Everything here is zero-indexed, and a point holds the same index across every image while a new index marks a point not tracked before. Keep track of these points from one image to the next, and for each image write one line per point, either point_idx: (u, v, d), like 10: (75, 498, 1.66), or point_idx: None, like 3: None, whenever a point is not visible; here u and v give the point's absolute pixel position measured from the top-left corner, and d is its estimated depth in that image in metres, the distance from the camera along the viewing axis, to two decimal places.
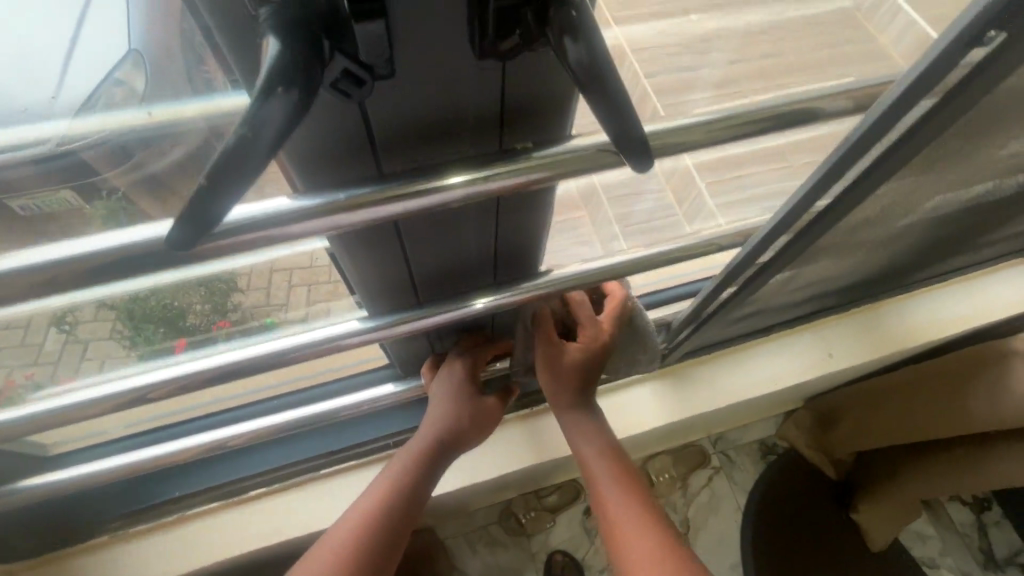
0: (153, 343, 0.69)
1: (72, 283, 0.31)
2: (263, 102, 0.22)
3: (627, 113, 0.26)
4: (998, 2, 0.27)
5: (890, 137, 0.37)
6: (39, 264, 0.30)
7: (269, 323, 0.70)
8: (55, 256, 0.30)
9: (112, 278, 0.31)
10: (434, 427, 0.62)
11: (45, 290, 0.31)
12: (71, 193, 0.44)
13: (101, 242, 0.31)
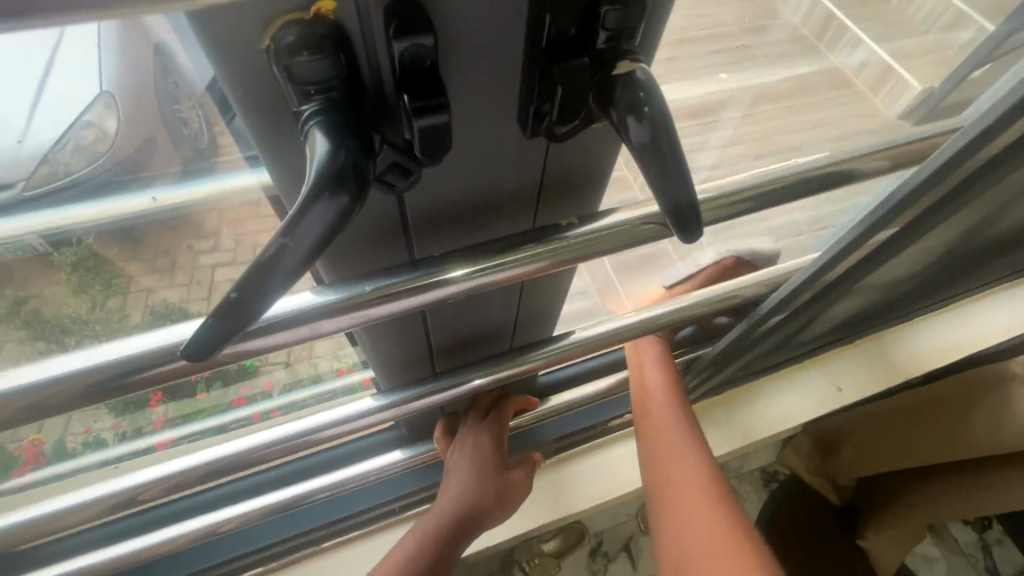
0: (130, 407, 0.63)
1: (106, 383, 0.30)
2: (308, 209, 0.19)
3: (691, 190, 0.23)
4: None
5: (931, 196, 0.36)
6: (79, 370, 0.30)
7: (249, 367, 0.64)
8: (97, 360, 0.30)
9: (143, 375, 0.31)
10: (456, 496, 0.58)
11: (70, 397, 0.30)
12: (37, 240, 0.38)
13: (141, 342, 0.31)
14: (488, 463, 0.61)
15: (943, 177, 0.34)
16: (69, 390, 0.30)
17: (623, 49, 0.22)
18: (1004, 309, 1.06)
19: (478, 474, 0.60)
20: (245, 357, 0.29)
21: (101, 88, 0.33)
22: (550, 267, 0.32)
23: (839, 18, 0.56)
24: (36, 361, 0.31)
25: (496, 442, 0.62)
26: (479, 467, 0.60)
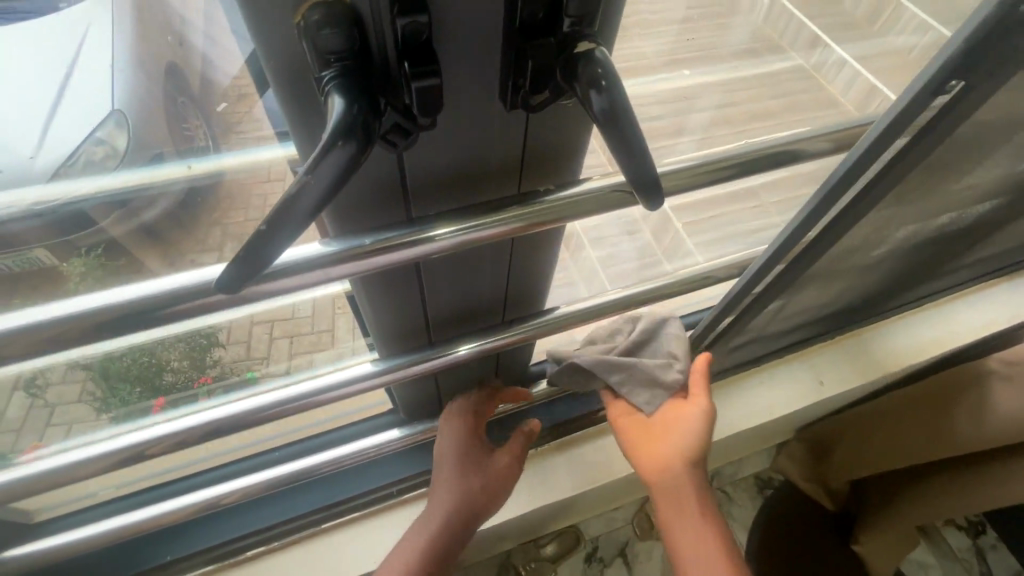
0: (126, 404, 0.75)
1: (136, 319, 0.36)
2: (324, 154, 0.24)
3: (644, 156, 0.28)
4: (956, 56, 0.31)
5: (870, 175, 0.41)
6: (111, 303, 0.36)
7: (251, 377, 0.80)
8: (127, 296, 0.36)
9: (166, 314, 0.36)
10: (452, 500, 0.61)
11: (103, 326, 0.36)
12: (45, 252, 0.51)
13: (166, 284, 0.36)
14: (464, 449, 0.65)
15: (878, 156, 0.39)
16: (101, 319, 0.36)
17: (584, 32, 0.27)
18: (980, 309, 1.09)
19: (457, 462, 0.64)
20: (263, 298, 0.34)
21: (114, 106, 0.53)
22: (525, 229, 0.37)
23: (823, 38, 0.66)
24: (69, 297, 0.37)
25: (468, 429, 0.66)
26: (456, 457, 0.64)
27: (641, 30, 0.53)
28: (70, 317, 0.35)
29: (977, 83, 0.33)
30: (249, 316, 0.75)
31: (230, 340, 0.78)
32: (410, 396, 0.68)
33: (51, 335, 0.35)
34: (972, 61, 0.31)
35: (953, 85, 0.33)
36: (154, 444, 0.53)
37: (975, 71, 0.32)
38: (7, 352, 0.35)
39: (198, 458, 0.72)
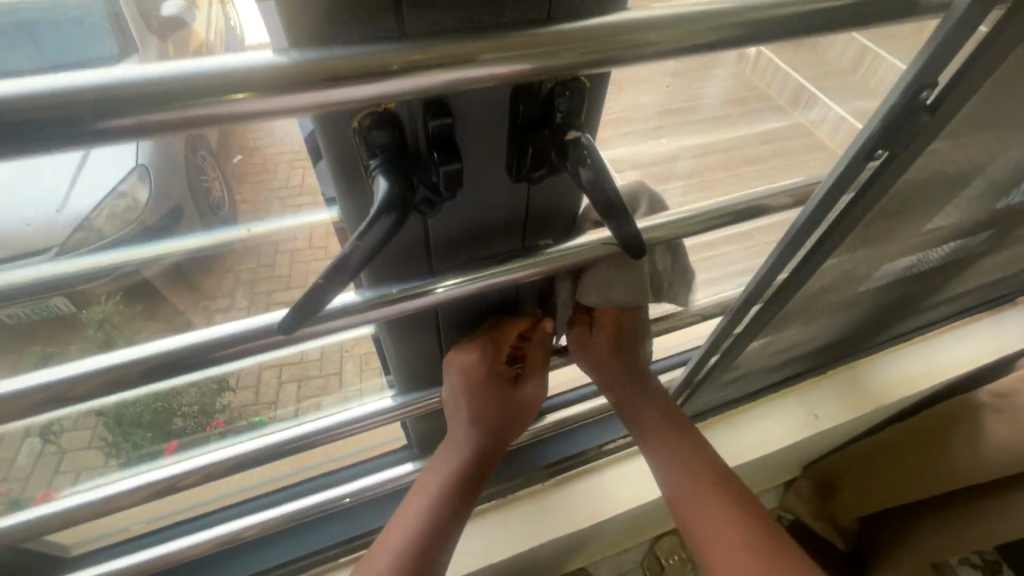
0: (142, 449, 0.80)
1: (193, 360, 0.44)
2: (371, 224, 0.30)
3: (626, 217, 0.35)
4: (876, 132, 0.39)
5: (823, 226, 0.48)
6: (175, 346, 0.44)
7: (258, 421, 0.86)
8: (190, 340, 0.44)
9: (221, 353, 0.45)
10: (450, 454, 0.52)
11: (168, 366, 0.44)
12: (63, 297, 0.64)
13: (222, 329, 0.45)
14: (483, 384, 0.53)
15: (828, 211, 0.45)
16: (168, 359, 0.44)
17: (574, 122, 0.33)
18: (968, 342, 1.14)
19: (475, 396, 0.52)
20: (307, 337, 0.41)
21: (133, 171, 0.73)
22: (531, 275, 0.43)
23: (810, 92, 0.74)
24: (143, 343, 0.45)
25: (483, 364, 0.53)
26: (470, 390, 0.52)
27: (619, 101, 0.62)
28: (127, 361, 0.43)
29: (899, 151, 0.40)
30: (261, 362, 0.82)
31: (241, 386, 0.85)
32: (425, 432, 0.72)
33: (107, 380, 0.43)
34: (889, 135, 0.39)
35: (878, 155, 0.40)
36: (188, 475, 0.58)
37: (895, 142, 0.39)
38: (76, 391, 0.43)
39: (222, 493, 0.76)
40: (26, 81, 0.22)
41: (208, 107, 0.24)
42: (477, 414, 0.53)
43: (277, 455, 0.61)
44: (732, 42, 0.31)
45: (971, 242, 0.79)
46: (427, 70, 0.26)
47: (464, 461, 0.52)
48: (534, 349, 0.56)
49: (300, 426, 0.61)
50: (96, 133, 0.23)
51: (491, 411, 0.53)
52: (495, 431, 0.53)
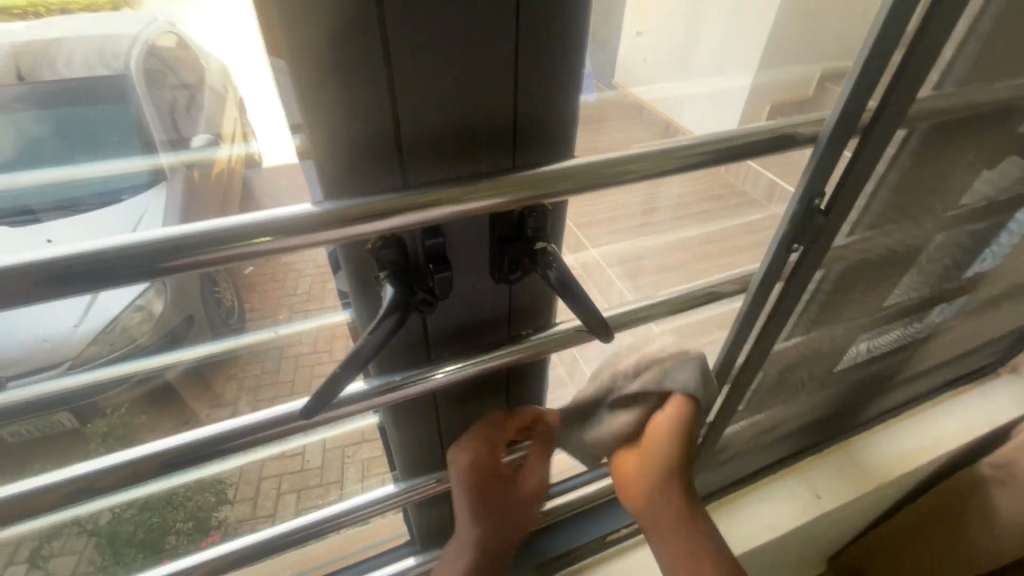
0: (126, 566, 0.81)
1: (209, 450, 0.50)
2: (379, 323, 0.38)
3: (590, 306, 0.42)
4: (786, 233, 0.48)
5: (766, 309, 0.55)
6: (192, 438, 0.49)
7: None
8: (206, 432, 0.50)
9: (234, 440, 0.50)
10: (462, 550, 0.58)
11: (186, 456, 0.49)
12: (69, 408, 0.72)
13: (236, 420, 0.51)
14: (479, 476, 0.57)
15: (766, 295, 0.54)
16: (187, 450, 0.49)
17: (541, 235, 0.43)
18: (959, 415, 1.15)
19: (474, 490, 0.57)
20: (320, 422, 0.47)
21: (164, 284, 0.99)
22: (517, 360, 0.50)
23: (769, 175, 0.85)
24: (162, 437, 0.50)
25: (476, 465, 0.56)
26: (470, 486, 0.56)
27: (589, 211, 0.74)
28: (142, 457, 0.48)
29: (809, 245, 0.49)
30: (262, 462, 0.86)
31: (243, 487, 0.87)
32: (426, 524, 0.74)
33: (131, 471, 0.48)
34: (797, 236, 0.48)
35: (795, 248, 0.49)
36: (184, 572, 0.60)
37: (803, 239, 0.48)
38: (103, 484, 0.47)
39: None
40: (123, 238, 0.31)
41: (242, 246, 0.33)
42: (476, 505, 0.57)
43: (276, 548, 0.62)
44: (657, 171, 0.41)
45: (935, 313, 0.90)
46: (422, 209, 0.36)
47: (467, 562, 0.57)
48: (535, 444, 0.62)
49: (300, 517, 0.64)
50: (160, 270, 0.32)
51: (488, 501, 0.58)
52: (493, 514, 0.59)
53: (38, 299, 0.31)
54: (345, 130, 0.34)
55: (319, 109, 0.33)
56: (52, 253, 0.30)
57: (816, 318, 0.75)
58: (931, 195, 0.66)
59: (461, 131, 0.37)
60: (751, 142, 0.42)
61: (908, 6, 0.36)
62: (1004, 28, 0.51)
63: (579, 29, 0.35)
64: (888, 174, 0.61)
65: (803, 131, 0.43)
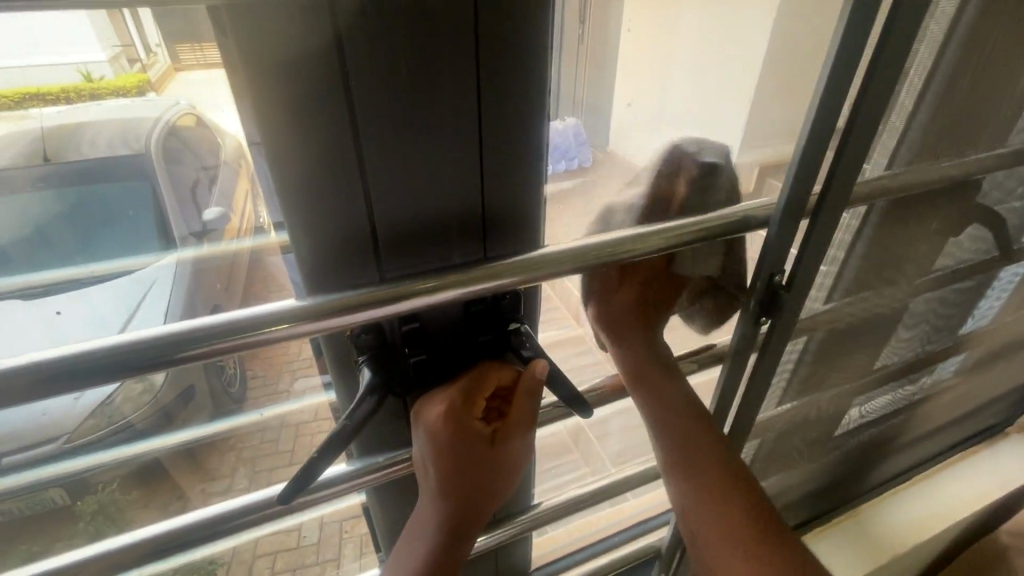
0: None
1: (194, 537, 0.49)
2: (356, 407, 0.40)
3: (559, 381, 0.47)
4: (751, 308, 0.51)
5: (744, 377, 0.57)
6: (177, 524, 0.49)
7: None
8: (190, 519, 0.49)
9: (218, 526, 0.50)
10: (428, 519, 0.44)
11: (170, 543, 0.49)
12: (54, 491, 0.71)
13: (222, 505, 0.51)
14: (450, 441, 0.43)
15: (742, 366, 0.55)
16: (171, 538, 0.49)
17: (513, 318, 0.46)
18: (972, 478, 1.12)
19: (445, 461, 0.43)
20: (302, 507, 0.47)
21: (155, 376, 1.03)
22: None
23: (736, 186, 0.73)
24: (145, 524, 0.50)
25: (452, 418, 0.43)
26: (440, 455, 0.43)
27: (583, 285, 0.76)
28: (123, 546, 0.48)
29: (776, 317, 0.51)
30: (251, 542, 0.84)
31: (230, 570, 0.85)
32: None
33: (113, 561, 0.48)
34: (762, 309, 0.51)
35: (762, 321, 0.52)
36: None
37: (769, 312, 0.51)
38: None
39: None
40: (124, 337, 0.34)
41: (232, 341, 0.35)
42: (447, 484, 0.44)
43: None
44: (625, 256, 0.44)
45: (943, 366, 0.92)
46: (398, 300, 0.38)
47: (434, 537, 0.44)
48: (521, 402, 0.45)
49: None
50: (152, 365, 0.34)
51: (468, 475, 0.44)
52: (472, 493, 0.45)
53: (31, 400, 0.32)
54: (327, 230, 0.37)
55: (300, 210, 0.36)
56: (58, 353, 0.32)
57: (804, 383, 0.75)
58: (901, 262, 0.69)
59: (435, 227, 0.40)
60: (713, 229, 0.45)
61: (834, 107, 0.41)
62: (941, 112, 0.56)
63: (540, 135, 0.39)
64: (855, 244, 0.64)
65: (757, 215, 0.46)
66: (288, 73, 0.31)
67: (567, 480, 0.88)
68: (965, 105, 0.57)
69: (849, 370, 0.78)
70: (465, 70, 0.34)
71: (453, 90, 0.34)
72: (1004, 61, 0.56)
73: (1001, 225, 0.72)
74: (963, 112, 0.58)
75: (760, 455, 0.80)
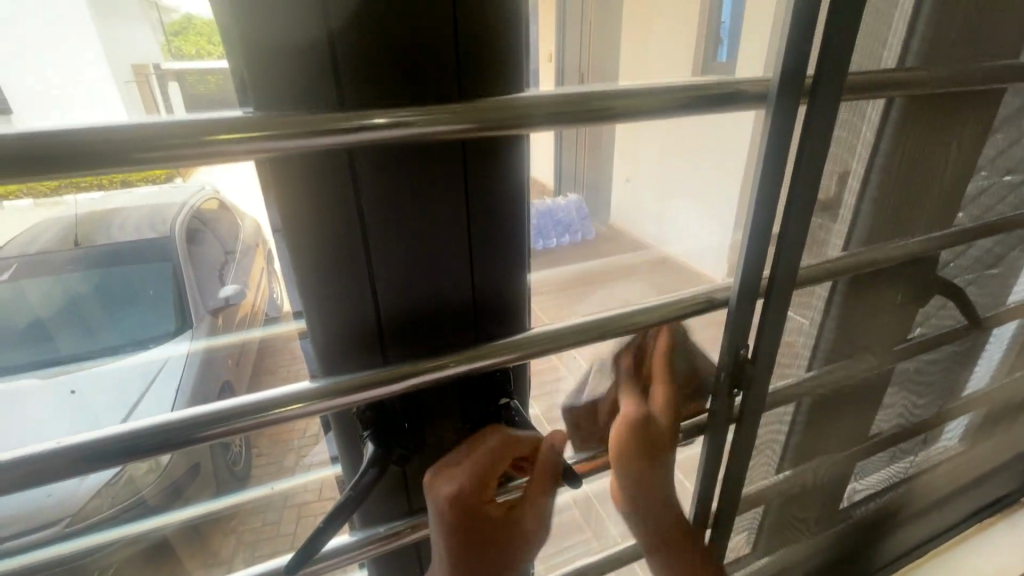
0: None
1: None
2: (361, 479, 0.44)
3: (549, 451, 0.51)
4: (724, 378, 0.55)
5: (727, 443, 0.61)
6: None
7: None
8: None
9: None
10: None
11: None
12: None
13: None
14: (456, 519, 0.46)
15: (722, 432, 0.59)
16: None
17: (504, 393, 0.50)
18: (993, 551, 1.08)
19: (456, 532, 0.46)
20: None
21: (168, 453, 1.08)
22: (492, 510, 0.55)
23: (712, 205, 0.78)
24: None
25: (462, 492, 0.46)
26: (451, 526, 0.46)
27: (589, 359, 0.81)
28: None
29: (748, 385, 0.56)
30: None
31: None
32: None
33: None
34: (734, 379, 0.55)
35: (735, 391, 0.57)
36: None
37: (741, 380, 0.55)
38: None
39: None
40: (162, 417, 0.39)
41: (246, 421, 0.40)
42: (459, 550, 0.46)
43: None
44: (605, 335, 0.49)
45: (949, 430, 0.96)
46: (399, 379, 0.43)
47: None
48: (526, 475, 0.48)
49: None
50: (182, 442, 0.39)
51: (479, 541, 0.47)
52: (482, 555, 0.47)
53: (78, 474, 0.37)
54: (339, 319, 0.44)
55: (316, 303, 0.42)
56: (93, 435, 0.37)
57: (796, 450, 0.78)
58: (876, 331, 0.73)
59: (432, 313, 0.46)
60: (681, 309, 0.51)
61: (771, 204, 0.48)
62: (887, 199, 0.63)
63: (521, 231, 0.46)
64: (824, 316, 0.69)
65: (718, 295, 0.52)
66: (314, 195, 0.38)
67: (571, 552, 0.88)
68: (909, 194, 0.64)
69: (842, 435, 0.81)
70: (456, 186, 0.41)
71: (447, 200, 0.41)
72: (936, 158, 0.63)
73: (965, 296, 0.78)
74: (909, 199, 0.64)
75: (762, 523, 0.81)
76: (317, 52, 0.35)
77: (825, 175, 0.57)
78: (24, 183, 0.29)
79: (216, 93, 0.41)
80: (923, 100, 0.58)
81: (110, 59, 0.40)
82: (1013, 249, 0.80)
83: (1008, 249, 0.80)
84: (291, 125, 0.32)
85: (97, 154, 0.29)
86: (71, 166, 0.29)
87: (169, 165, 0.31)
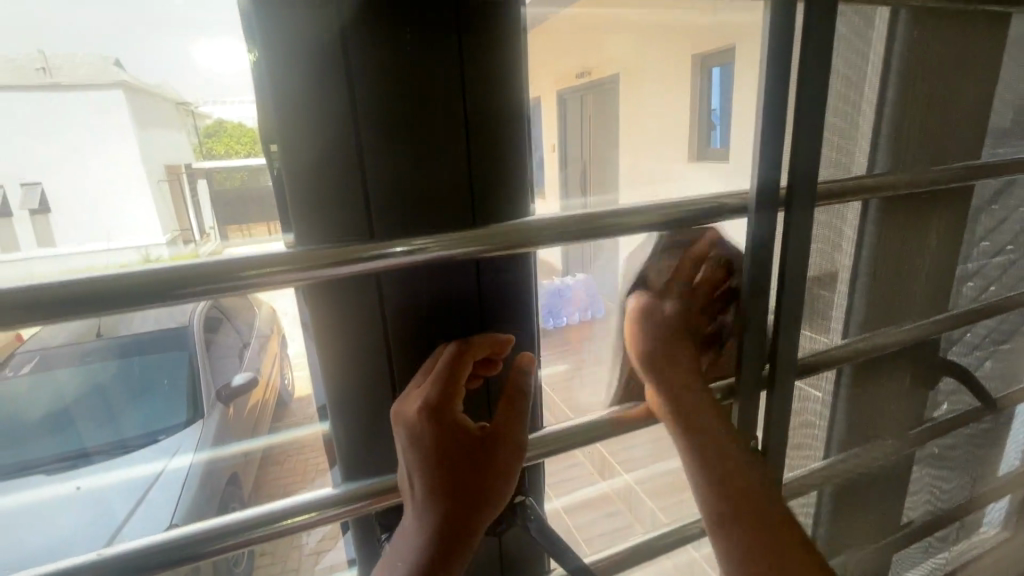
0: None
1: None
2: None
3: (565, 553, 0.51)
4: None
5: None
6: None
7: None
8: None
9: None
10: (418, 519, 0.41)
11: None
12: None
13: None
14: (435, 432, 0.41)
15: None
16: None
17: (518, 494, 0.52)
18: None
19: (431, 453, 0.41)
20: None
21: None
22: None
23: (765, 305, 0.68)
24: None
25: (435, 405, 0.42)
26: (424, 445, 0.41)
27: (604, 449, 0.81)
28: None
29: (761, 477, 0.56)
30: None
31: None
32: None
33: None
34: None
35: None
36: None
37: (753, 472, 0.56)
38: None
39: None
40: (190, 526, 0.41)
41: (258, 532, 0.41)
42: (436, 481, 0.41)
43: None
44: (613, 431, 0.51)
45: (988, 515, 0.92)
46: None
47: (426, 537, 0.40)
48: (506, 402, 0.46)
49: None
50: (209, 552, 0.40)
51: (459, 470, 0.41)
52: (465, 493, 0.41)
53: None
54: (359, 421, 0.46)
55: (339, 407, 0.45)
56: (109, 551, 0.39)
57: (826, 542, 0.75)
58: (890, 414, 0.73)
59: None
60: None
61: None
62: (877, 289, 0.66)
63: (528, 332, 0.50)
64: (835, 401, 0.70)
65: None
66: (342, 309, 0.42)
67: None
68: (900, 282, 0.67)
69: (872, 523, 0.78)
70: (470, 296, 0.46)
71: (462, 309, 0.46)
72: (919, 249, 0.67)
73: (975, 377, 0.78)
74: (901, 288, 0.68)
75: None
76: (350, 163, 0.41)
77: (815, 269, 0.61)
78: (106, 315, 0.34)
79: (246, 191, 0.43)
80: (896, 200, 0.63)
81: (145, 164, 0.41)
82: (1015, 328, 0.82)
83: (1013, 327, 0.81)
84: (330, 255, 0.37)
85: (166, 287, 0.34)
86: (144, 299, 0.34)
87: (213, 295, 0.35)
